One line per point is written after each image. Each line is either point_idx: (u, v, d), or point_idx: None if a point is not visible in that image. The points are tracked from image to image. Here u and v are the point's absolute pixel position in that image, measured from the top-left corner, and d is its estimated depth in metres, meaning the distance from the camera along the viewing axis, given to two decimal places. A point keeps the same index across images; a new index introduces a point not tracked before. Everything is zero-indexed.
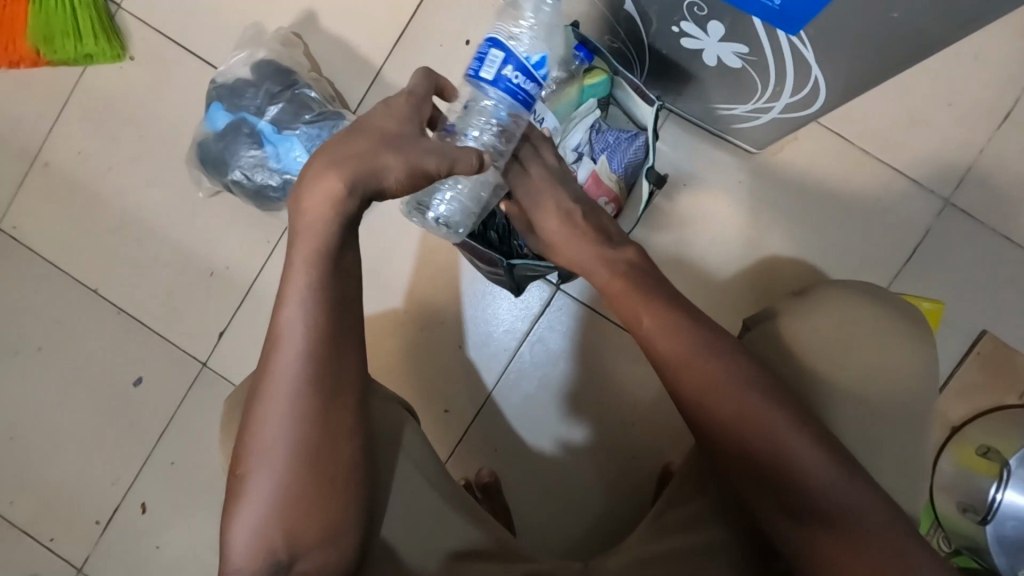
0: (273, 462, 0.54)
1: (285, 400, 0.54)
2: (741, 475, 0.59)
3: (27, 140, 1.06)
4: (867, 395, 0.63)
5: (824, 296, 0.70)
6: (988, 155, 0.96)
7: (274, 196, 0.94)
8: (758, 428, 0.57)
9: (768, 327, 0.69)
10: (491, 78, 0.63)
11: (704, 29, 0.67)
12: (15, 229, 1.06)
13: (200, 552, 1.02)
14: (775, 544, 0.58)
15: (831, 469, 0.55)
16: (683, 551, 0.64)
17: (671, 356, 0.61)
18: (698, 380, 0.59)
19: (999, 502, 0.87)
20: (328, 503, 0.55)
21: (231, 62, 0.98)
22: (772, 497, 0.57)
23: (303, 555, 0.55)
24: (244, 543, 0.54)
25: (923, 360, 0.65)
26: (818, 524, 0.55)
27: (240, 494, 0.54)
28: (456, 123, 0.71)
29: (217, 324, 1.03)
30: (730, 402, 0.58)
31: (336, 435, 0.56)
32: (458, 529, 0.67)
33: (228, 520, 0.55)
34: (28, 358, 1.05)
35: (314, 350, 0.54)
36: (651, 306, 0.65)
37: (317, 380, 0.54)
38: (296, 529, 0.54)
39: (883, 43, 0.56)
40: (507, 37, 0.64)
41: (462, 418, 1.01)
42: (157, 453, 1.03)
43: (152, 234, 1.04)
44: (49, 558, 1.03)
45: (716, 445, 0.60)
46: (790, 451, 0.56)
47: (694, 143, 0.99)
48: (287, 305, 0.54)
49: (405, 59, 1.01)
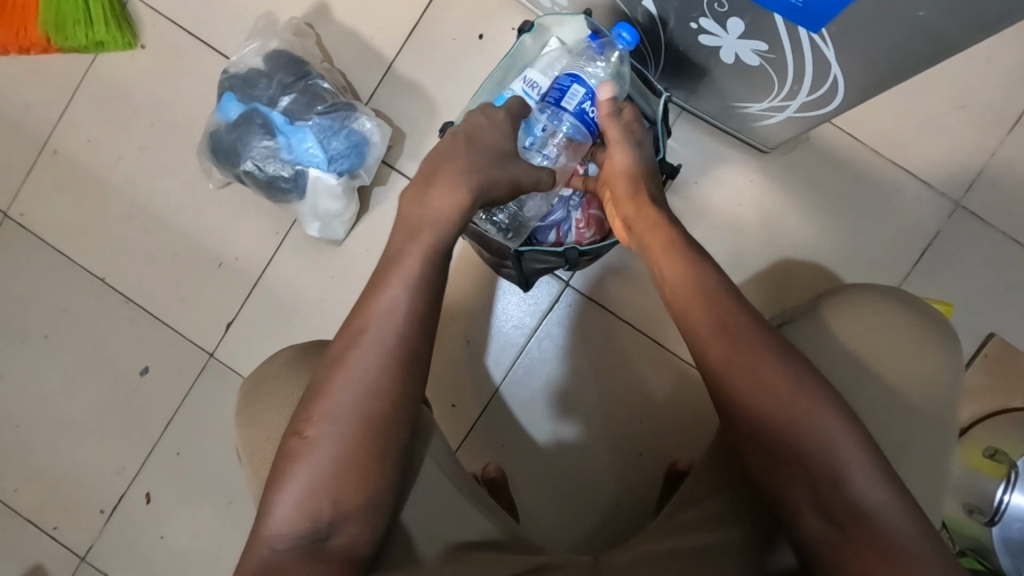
0: (341, 426, 0.55)
1: (369, 367, 0.56)
2: (770, 460, 0.58)
3: (36, 126, 1.06)
4: (877, 392, 0.63)
5: (844, 297, 0.68)
6: (1000, 158, 0.96)
7: (286, 187, 0.93)
8: (796, 411, 0.56)
9: (789, 329, 0.68)
10: (572, 107, 0.79)
11: (723, 25, 0.67)
12: (23, 217, 1.05)
13: (205, 543, 1.02)
14: (797, 540, 0.57)
15: (871, 469, 0.55)
16: (700, 551, 0.63)
17: (711, 333, 0.60)
18: (750, 362, 0.58)
19: (1007, 504, 0.85)
20: (374, 477, 0.56)
21: (243, 51, 0.97)
22: (807, 491, 0.56)
23: (343, 525, 0.55)
24: (291, 502, 0.54)
25: (941, 360, 0.64)
26: (844, 517, 0.54)
27: (295, 455, 0.55)
28: (532, 143, 0.82)
29: (225, 315, 1.03)
30: (781, 390, 0.56)
31: (394, 414, 0.56)
32: (469, 517, 0.67)
33: (277, 479, 0.55)
34: (35, 346, 1.05)
35: (408, 328, 0.57)
36: (709, 287, 0.62)
37: (396, 357, 0.57)
38: (342, 494, 0.55)
39: (907, 45, 0.56)
40: (587, 76, 0.81)
41: (471, 412, 1.01)
42: (163, 443, 1.03)
43: (161, 224, 1.04)
44: (53, 547, 1.03)
45: (756, 433, 0.58)
46: (828, 437, 0.55)
47: (705, 141, 0.99)
48: (391, 283, 0.58)
49: (417, 52, 1.01)
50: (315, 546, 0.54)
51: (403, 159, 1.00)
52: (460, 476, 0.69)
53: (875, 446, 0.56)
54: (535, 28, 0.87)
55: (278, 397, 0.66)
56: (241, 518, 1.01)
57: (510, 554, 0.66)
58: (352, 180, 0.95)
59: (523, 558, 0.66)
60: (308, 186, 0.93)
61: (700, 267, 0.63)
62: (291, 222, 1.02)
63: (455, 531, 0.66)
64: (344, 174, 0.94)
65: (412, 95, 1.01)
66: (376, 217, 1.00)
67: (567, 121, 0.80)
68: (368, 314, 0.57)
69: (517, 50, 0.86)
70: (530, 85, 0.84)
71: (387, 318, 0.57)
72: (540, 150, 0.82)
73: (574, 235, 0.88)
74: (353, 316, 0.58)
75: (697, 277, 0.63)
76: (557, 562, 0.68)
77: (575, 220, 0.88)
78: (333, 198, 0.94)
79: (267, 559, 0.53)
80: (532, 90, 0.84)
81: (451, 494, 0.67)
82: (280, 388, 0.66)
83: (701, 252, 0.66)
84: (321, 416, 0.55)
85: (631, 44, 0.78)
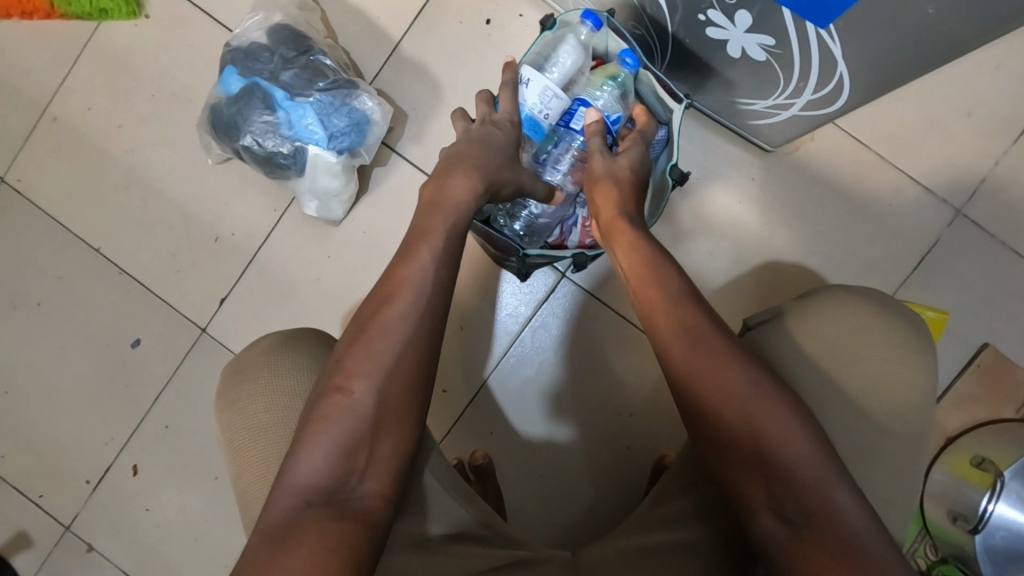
0: (359, 398, 0.57)
1: (393, 336, 0.59)
2: (720, 445, 0.56)
3: (37, 92, 1.05)
4: (835, 380, 0.62)
5: (825, 302, 0.67)
6: (1003, 167, 0.95)
7: (284, 164, 0.92)
8: (758, 401, 0.54)
9: (765, 331, 0.67)
10: (578, 128, 0.83)
11: (731, 18, 0.67)
12: (19, 182, 1.05)
13: (190, 516, 1.02)
14: (749, 530, 0.54)
15: (821, 463, 0.52)
16: (671, 550, 0.62)
17: (674, 335, 0.59)
18: (706, 350, 0.57)
19: (991, 514, 0.86)
20: (392, 437, 0.57)
21: (246, 24, 0.96)
22: (764, 474, 0.53)
23: (373, 469, 0.56)
24: (317, 450, 0.55)
25: (908, 363, 0.63)
26: (785, 489, 0.52)
27: (333, 408, 0.56)
28: (546, 156, 0.84)
29: (219, 291, 1.03)
30: (732, 380, 0.55)
31: (423, 370, 0.60)
32: (446, 507, 0.66)
33: (305, 431, 0.56)
34: (26, 312, 1.04)
35: (431, 296, 0.61)
36: (670, 283, 0.62)
37: (423, 317, 0.60)
38: (372, 448, 0.56)
39: (916, 41, 0.55)
40: (594, 97, 0.83)
41: (459, 399, 1.01)
42: (152, 416, 1.03)
43: (158, 195, 1.04)
44: (38, 516, 1.03)
45: (708, 418, 0.56)
46: (780, 429, 0.53)
47: (709, 138, 0.98)
48: (420, 253, 0.63)
49: (424, 33, 1.00)
50: (337, 501, 0.54)
51: (404, 142, 1.00)
52: (443, 467, 0.68)
53: (835, 451, 0.54)
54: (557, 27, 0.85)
55: (270, 373, 0.65)
56: (228, 493, 1.02)
57: (489, 550, 0.66)
58: (352, 159, 0.94)
59: (499, 552, 0.66)
60: (307, 163, 0.92)
61: (670, 273, 0.63)
62: (289, 201, 1.01)
63: (439, 521, 0.65)
64: (344, 152, 0.93)
65: (416, 77, 1.00)
66: (377, 198, 1.00)
67: (577, 140, 0.84)
68: (399, 279, 0.61)
69: (537, 49, 0.84)
70: (520, 78, 0.80)
71: (418, 283, 0.61)
72: (554, 164, 0.85)
73: (578, 233, 0.89)
74: (385, 280, 0.62)
75: (662, 273, 0.63)
76: (535, 558, 0.68)
77: (581, 217, 0.88)
78: (332, 176, 0.93)
79: (289, 510, 0.52)
80: (522, 85, 0.80)
81: (431, 484, 0.65)
82: (274, 367, 0.66)
83: (667, 254, 0.66)
84: (361, 370, 0.58)
85: (634, 68, 0.83)
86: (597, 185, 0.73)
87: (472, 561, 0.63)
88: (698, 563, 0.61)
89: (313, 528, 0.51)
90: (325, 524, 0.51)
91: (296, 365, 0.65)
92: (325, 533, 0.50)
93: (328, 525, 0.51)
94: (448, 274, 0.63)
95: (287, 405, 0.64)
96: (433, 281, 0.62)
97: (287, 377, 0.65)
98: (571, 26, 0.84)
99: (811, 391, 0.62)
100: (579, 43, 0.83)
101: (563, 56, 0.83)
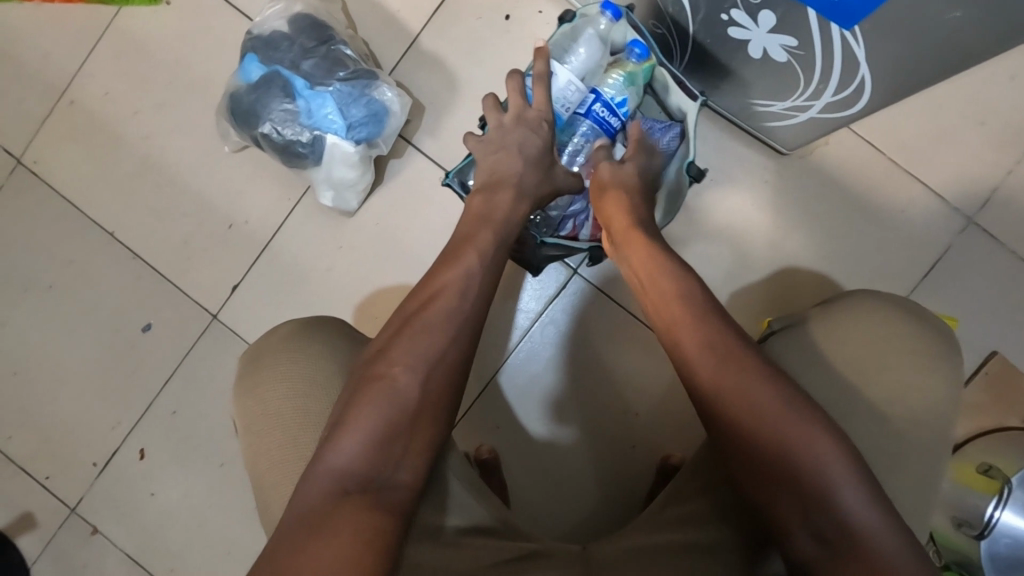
0: (401, 389, 0.56)
1: (436, 337, 0.59)
2: (748, 457, 0.56)
3: (56, 76, 1.05)
4: (867, 386, 0.63)
5: (846, 308, 0.67)
6: (1016, 176, 0.96)
7: (302, 152, 0.92)
8: (788, 418, 0.54)
9: (790, 335, 0.68)
10: (584, 112, 0.84)
11: (755, 18, 0.67)
12: (35, 165, 1.05)
13: (197, 501, 1.02)
14: (784, 540, 0.55)
15: (859, 478, 0.52)
16: (686, 549, 0.63)
17: (699, 349, 0.59)
18: (733, 365, 0.57)
19: (997, 520, 0.86)
20: (426, 432, 0.57)
21: (268, 13, 0.96)
22: (801, 487, 0.53)
23: (409, 459, 0.55)
24: (355, 439, 0.54)
25: (936, 370, 0.63)
26: (819, 506, 0.52)
27: (376, 392, 0.55)
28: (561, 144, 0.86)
29: (231, 278, 1.03)
30: (761, 397, 0.55)
31: (460, 371, 0.60)
32: (465, 501, 0.66)
33: (343, 415, 0.55)
34: (37, 295, 1.05)
35: (475, 301, 0.62)
36: (690, 295, 0.62)
37: (467, 319, 0.61)
38: (409, 440, 0.56)
39: (940, 45, 0.56)
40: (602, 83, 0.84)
41: (468, 392, 1.01)
42: (160, 400, 1.03)
43: (173, 181, 1.04)
44: (44, 498, 1.03)
45: (738, 432, 0.56)
46: (817, 445, 0.53)
47: (723, 140, 0.99)
48: (467, 259, 0.64)
49: (442, 27, 1.00)
50: (372, 490, 0.52)
51: (419, 134, 1.01)
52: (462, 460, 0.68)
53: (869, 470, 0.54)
54: (576, 19, 0.85)
55: (286, 360, 0.66)
56: (234, 478, 1.02)
57: (501, 541, 0.66)
58: (370, 150, 0.95)
59: (512, 543, 0.66)
60: (325, 153, 0.93)
61: (691, 287, 0.63)
62: (303, 190, 1.02)
63: (456, 513, 0.65)
64: (362, 142, 0.93)
65: (433, 70, 1.01)
66: (391, 190, 1.01)
67: (583, 125, 0.84)
68: (444, 281, 0.62)
69: (555, 39, 0.86)
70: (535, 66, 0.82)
71: (461, 286, 0.62)
72: (569, 150, 0.86)
73: (590, 226, 0.89)
74: (426, 283, 0.63)
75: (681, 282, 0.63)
76: (542, 550, 0.67)
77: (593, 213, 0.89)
78: (349, 166, 0.93)
79: (326, 495, 0.51)
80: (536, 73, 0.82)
81: (450, 475, 0.65)
82: (291, 353, 0.66)
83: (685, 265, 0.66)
84: (406, 360, 0.57)
85: (642, 59, 0.85)
86: (614, 197, 0.75)
87: (481, 555, 0.64)
88: (714, 562, 0.62)
89: (347, 515, 0.49)
90: (364, 513, 0.50)
91: (315, 352, 0.66)
92: (360, 523, 0.49)
93: (366, 513, 0.50)
94: (467, 264, 0.64)
95: (304, 391, 0.64)
96: (476, 287, 0.63)
97: (303, 364, 0.65)
98: (590, 18, 0.84)
99: (826, 395, 0.63)
100: (597, 33, 0.84)
101: (579, 46, 0.84)
